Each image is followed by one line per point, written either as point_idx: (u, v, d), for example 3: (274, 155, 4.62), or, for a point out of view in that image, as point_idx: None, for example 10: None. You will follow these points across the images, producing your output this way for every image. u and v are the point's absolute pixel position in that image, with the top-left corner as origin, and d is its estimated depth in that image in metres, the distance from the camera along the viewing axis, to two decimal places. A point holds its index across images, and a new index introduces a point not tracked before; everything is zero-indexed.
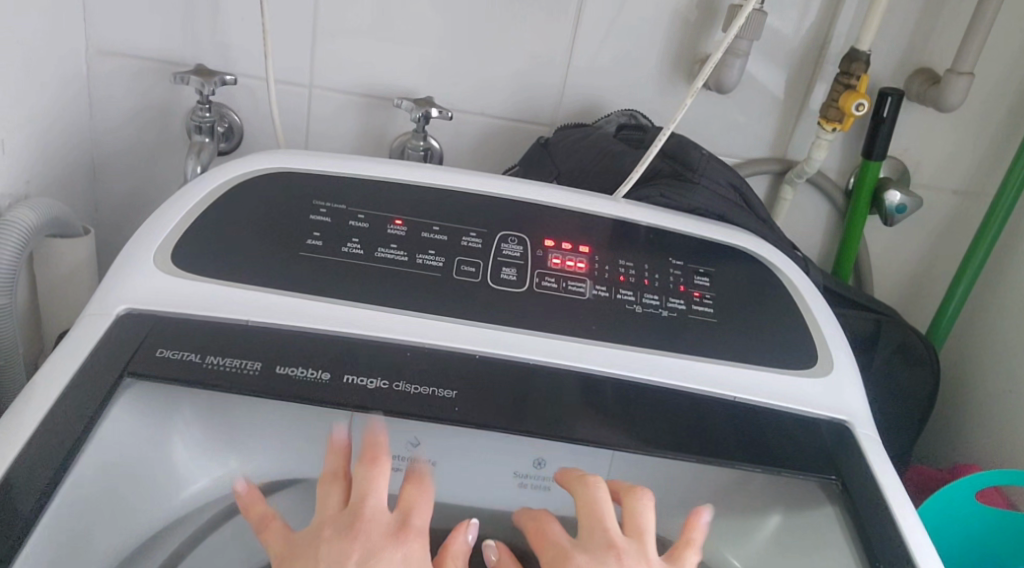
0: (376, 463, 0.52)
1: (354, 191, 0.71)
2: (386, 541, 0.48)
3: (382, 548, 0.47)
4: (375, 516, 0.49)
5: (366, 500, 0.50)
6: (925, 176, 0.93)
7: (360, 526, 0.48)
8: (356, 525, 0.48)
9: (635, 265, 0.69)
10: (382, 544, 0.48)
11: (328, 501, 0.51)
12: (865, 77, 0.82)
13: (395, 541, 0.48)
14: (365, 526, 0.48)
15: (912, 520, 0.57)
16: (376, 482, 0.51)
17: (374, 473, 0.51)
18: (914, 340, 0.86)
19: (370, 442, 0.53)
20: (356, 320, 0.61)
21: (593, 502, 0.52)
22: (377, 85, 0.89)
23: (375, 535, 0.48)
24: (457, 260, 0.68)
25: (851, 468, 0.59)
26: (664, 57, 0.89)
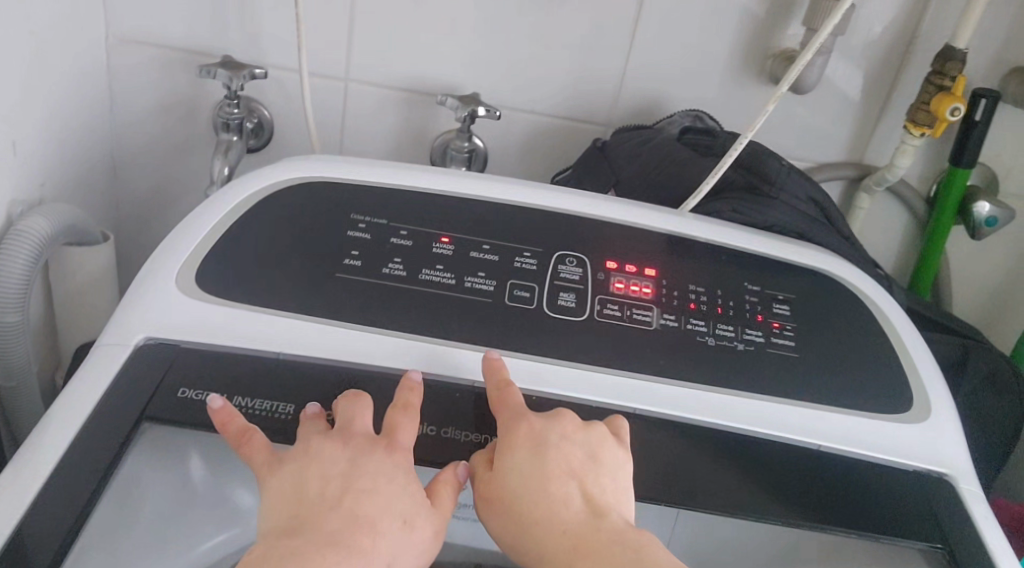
0: (361, 395, 0.51)
1: (396, 204, 0.65)
2: (375, 451, 0.47)
3: (368, 454, 0.47)
4: (363, 432, 0.49)
5: (354, 419, 0.49)
6: (1017, 186, 0.85)
7: (349, 440, 0.48)
8: (347, 440, 0.48)
9: (707, 291, 0.62)
10: (371, 451, 0.47)
11: (310, 423, 0.49)
12: (961, 77, 0.74)
13: (381, 451, 0.47)
14: (355, 438, 0.48)
15: None
16: (357, 409, 0.50)
17: (361, 401, 0.51)
18: (1004, 367, 0.78)
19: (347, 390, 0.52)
20: (401, 355, 0.55)
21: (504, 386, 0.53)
22: (419, 80, 0.82)
23: (363, 444, 0.48)
24: (509, 283, 0.61)
25: (959, 533, 0.52)
26: (733, 52, 0.80)
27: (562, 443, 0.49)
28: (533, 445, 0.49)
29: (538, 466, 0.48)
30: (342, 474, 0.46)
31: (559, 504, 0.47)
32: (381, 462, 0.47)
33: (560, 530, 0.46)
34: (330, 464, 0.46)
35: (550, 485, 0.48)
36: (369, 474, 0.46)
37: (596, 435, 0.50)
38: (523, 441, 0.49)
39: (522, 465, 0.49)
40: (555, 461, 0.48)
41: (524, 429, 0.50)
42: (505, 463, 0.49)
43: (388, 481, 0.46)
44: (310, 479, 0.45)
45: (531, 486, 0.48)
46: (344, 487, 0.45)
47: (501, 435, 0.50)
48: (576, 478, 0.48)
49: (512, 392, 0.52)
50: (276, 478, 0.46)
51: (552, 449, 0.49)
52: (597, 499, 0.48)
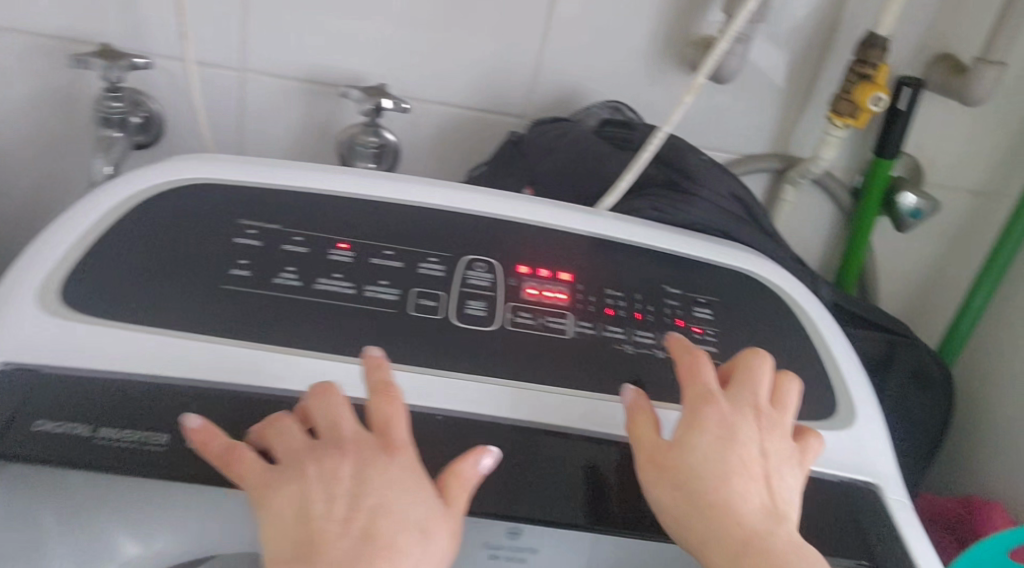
0: (331, 389, 0.46)
1: (290, 207, 0.59)
2: (373, 457, 0.43)
3: (374, 463, 0.43)
4: (350, 435, 0.44)
5: (333, 421, 0.45)
6: (941, 176, 0.83)
7: (336, 449, 0.43)
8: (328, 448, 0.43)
9: (625, 295, 0.59)
10: (369, 460, 0.43)
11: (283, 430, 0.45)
12: (883, 66, 0.72)
13: (385, 457, 0.43)
14: (344, 447, 0.43)
15: None
16: (337, 406, 0.45)
17: (332, 395, 0.46)
18: (929, 361, 0.77)
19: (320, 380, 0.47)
20: (291, 375, 0.50)
21: (696, 371, 0.48)
22: (321, 69, 0.77)
23: (358, 452, 0.43)
24: (414, 292, 0.56)
25: (885, 547, 0.49)
26: (653, 39, 0.77)
27: (751, 432, 0.46)
28: (727, 430, 0.45)
29: (737, 452, 0.44)
30: (342, 492, 0.41)
31: (742, 492, 0.43)
32: (386, 466, 0.43)
33: (734, 522, 0.43)
34: (305, 476, 0.42)
35: (730, 478, 0.44)
36: (376, 488, 0.42)
37: (775, 428, 0.47)
38: (716, 423, 0.45)
39: (702, 447, 0.45)
40: (746, 449, 0.45)
41: (713, 413, 0.46)
42: (690, 442, 0.45)
43: (406, 496, 0.42)
44: (304, 498, 0.41)
45: (713, 476, 0.44)
46: (352, 509, 0.41)
47: (693, 413, 0.46)
48: (760, 468, 0.45)
49: (704, 376, 0.48)
50: (283, 491, 0.42)
51: (748, 437, 0.45)
52: (780, 493, 0.44)
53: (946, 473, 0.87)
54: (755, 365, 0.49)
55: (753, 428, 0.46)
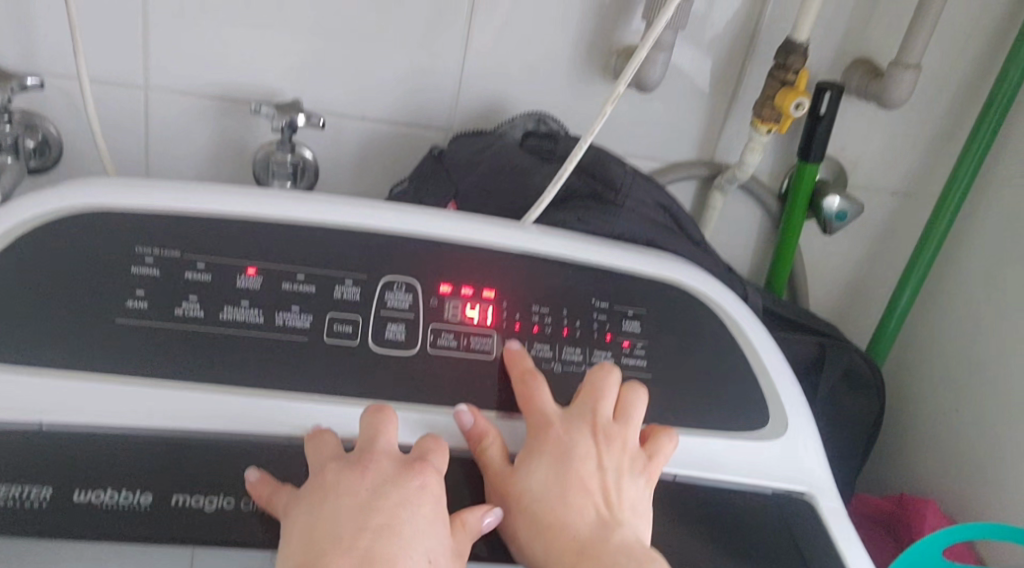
0: (386, 410, 0.48)
1: (188, 231, 0.54)
2: (401, 474, 0.44)
3: (398, 477, 0.43)
4: (384, 452, 0.45)
5: (376, 442, 0.46)
6: (864, 177, 0.84)
7: (368, 464, 0.44)
8: (359, 463, 0.44)
9: (552, 311, 0.57)
10: (395, 476, 0.43)
11: (326, 448, 0.46)
12: (803, 71, 0.72)
13: (410, 474, 0.44)
14: (372, 462, 0.44)
15: None
16: (379, 425, 0.47)
17: (383, 419, 0.48)
18: (862, 363, 0.77)
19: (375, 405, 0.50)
20: (196, 412, 0.48)
21: (530, 399, 0.51)
22: (231, 85, 0.73)
23: (387, 470, 0.44)
24: (328, 318, 0.53)
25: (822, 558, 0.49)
26: (576, 49, 0.76)
27: (587, 450, 0.48)
28: (560, 452, 0.48)
29: (571, 471, 0.47)
30: (359, 499, 0.42)
31: (577, 505, 0.46)
32: (408, 480, 0.43)
33: (570, 535, 0.45)
34: (326, 483, 0.43)
35: (568, 495, 0.46)
36: (390, 501, 0.42)
37: (615, 444, 0.49)
38: (550, 448, 0.48)
39: (537, 472, 0.47)
40: (582, 466, 0.47)
41: (550, 439, 0.49)
42: (526, 469, 0.48)
43: (416, 506, 0.42)
44: (326, 507, 0.42)
45: (552, 496, 0.46)
46: (363, 513, 0.41)
47: (528, 444, 0.49)
48: (595, 481, 0.47)
49: (541, 403, 0.51)
50: (301, 502, 0.43)
51: (583, 454, 0.48)
52: (622, 502, 0.47)
53: (884, 473, 0.87)
54: (598, 380, 0.51)
55: (589, 445, 0.49)
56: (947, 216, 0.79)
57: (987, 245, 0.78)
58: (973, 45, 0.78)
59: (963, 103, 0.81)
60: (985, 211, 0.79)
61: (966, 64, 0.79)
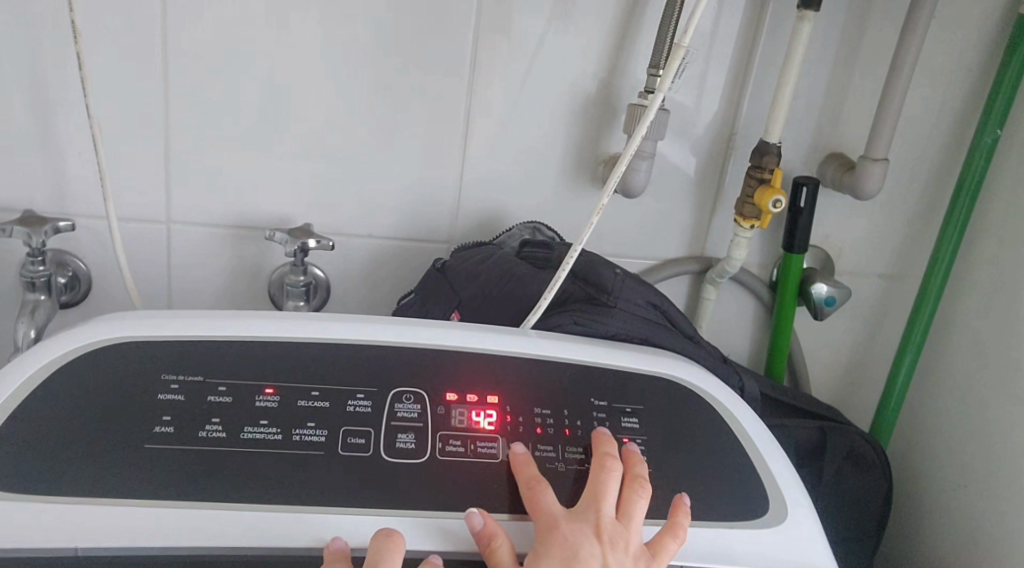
0: (394, 535, 0.50)
1: (211, 357, 0.59)
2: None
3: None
4: None
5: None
6: (850, 262, 0.88)
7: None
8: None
9: (553, 412, 0.60)
10: None
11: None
12: (778, 170, 0.76)
13: None
14: None
15: None
16: (389, 554, 0.49)
17: (392, 545, 0.50)
18: (863, 443, 0.79)
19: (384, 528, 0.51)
20: (217, 530, 0.50)
21: (536, 500, 0.53)
22: (247, 214, 0.79)
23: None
24: (342, 431, 0.56)
25: None
26: (565, 162, 0.82)
27: (593, 550, 0.50)
28: (569, 552, 0.50)
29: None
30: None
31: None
32: None
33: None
34: None
35: None
36: None
37: (619, 544, 0.51)
38: (559, 549, 0.50)
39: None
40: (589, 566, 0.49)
41: (557, 540, 0.51)
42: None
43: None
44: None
45: None
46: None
47: (537, 546, 0.51)
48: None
49: (547, 504, 0.53)
50: None
51: (589, 554, 0.50)
52: None
53: (901, 554, 0.87)
54: (599, 481, 0.54)
55: (595, 545, 0.50)
56: (933, 296, 0.82)
57: (974, 321, 0.81)
58: (937, 134, 0.83)
59: (935, 188, 0.85)
60: (967, 289, 0.82)
61: (933, 152, 0.84)
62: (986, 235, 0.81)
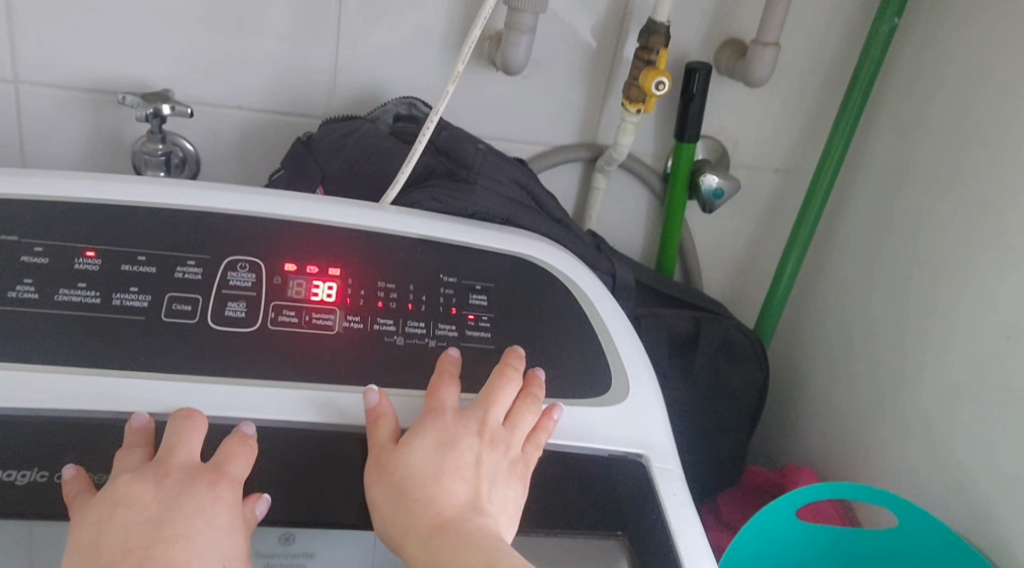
0: (193, 415, 0.48)
1: (29, 216, 0.56)
2: (195, 485, 0.44)
3: (192, 489, 0.44)
4: (184, 464, 0.45)
5: (176, 452, 0.46)
6: (745, 156, 0.86)
7: (162, 477, 0.44)
8: (153, 473, 0.44)
9: (397, 287, 0.58)
10: (187, 490, 0.44)
11: (128, 454, 0.46)
12: (664, 51, 0.73)
13: (203, 487, 0.44)
14: (169, 473, 0.44)
15: (700, 534, 0.50)
16: (184, 434, 0.47)
17: (189, 425, 0.48)
18: (738, 336, 0.79)
19: (177, 410, 0.49)
20: (15, 391, 0.48)
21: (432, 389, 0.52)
22: (101, 79, 0.74)
23: (181, 481, 0.44)
24: (166, 297, 0.54)
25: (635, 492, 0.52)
26: (449, 34, 0.77)
27: (471, 443, 0.48)
28: (445, 438, 0.48)
29: (450, 457, 0.48)
30: (146, 520, 0.42)
31: (446, 489, 0.46)
32: (203, 495, 0.44)
33: (430, 514, 0.45)
34: (126, 506, 0.43)
35: (441, 480, 0.46)
36: (183, 517, 0.43)
37: (500, 444, 0.49)
38: (435, 432, 0.49)
39: (419, 452, 0.48)
40: (462, 456, 0.48)
41: (437, 427, 0.49)
42: (408, 446, 0.48)
43: (206, 521, 0.43)
44: (116, 525, 0.42)
45: (423, 478, 0.47)
46: (152, 533, 0.42)
47: (417, 425, 0.49)
48: (463, 468, 0.47)
49: (441, 395, 0.51)
50: (85, 517, 0.42)
51: (464, 444, 0.48)
52: (488, 497, 0.47)
53: (777, 446, 0.88)
54: (498, 383, 0.52)
55: (475, 439, 0.49)
56: (824, 188, 0.80)
57: (860, 216, 0.80)
58: (840, 20, 0.80)
59: (835, 79, 0.83)
60: (857, 187, 0.81)
61: (834, 40, 0.81)
62: (878, 130, 0.79)
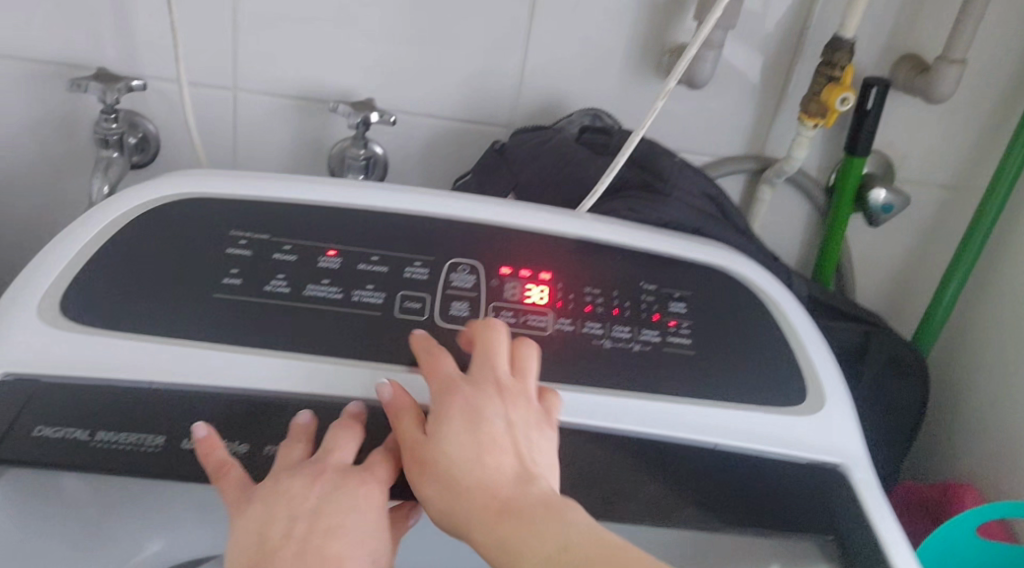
0: (352, 423, 0.50)
1: (276, 217, 0.62)
2: (348, 484, 0.47)
3: (345, 487, 0.47)
4: (336, 463, 0.48)
5: (332, 451, 0.48)
6: (910, 171, 0.87)
7: (318, 474, 0.47)
8: (310, 470, 0.47)
9: (603, 292, 0.61)
10: (341, 487, 0.47)
11: (291, 451, 0.48)
12: (850, 67, 0.74)
13: (353, 486, 0.47)
14: (323, 471, 0.47)
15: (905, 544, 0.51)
16: (340, 435, 0.49)
17: (345, 432, 0.50)
18: (906, 352, 0.80)
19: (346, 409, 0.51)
20: (283, 377, 0.52)
21: (433, 369, 0.52)
22: (310, 86, 0.80)
23: (334, 478, 0.47)
24: (399, 295, 0.59)
25: (843, 504, 0.53)
26: (630, 50, 0.80)
27: (495, 411, 0.49)
28: (474, 413, 0.49)
29: (482, 432, 0.48)
30: (305, 514, 0.45)
31: (487, 466, 0.46)
32: (353, 493, 0.47)
33: (488, 493, 0.45)
34: (291, 499, 0.46)
35: (492, 457, 0.47)
36: (337, 511, 0.46)
37: (516, 400, 0.50)
38: (462, 410, 0.49)
39: (454, 434, 0.48)
40: (491, 428, 0.48)
41: (458, 403, 0.49)
42: (439, 431, 0.48)
43: (358, 521, 0.46)
44: (275, 515, 0.45)
45: (474, 456, 0.47)
46: (311, 524, 0.45)
47: (439, 406, 0.50)
48: (512, 445, 0.48)
49: (444, 373, 0.52)
50: (249, 510, 0.46)
51: (494, 416, 0.49)
52: (535, 464, 0.47)
53: (933, 461, 0.88)
54: (491, 341, 0.53)
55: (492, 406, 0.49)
56: (998, 204, 0.80)
57: None
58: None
59: (1013, 96, 0.82)
60: None
61: (1015, 57, 0.80)
62: None
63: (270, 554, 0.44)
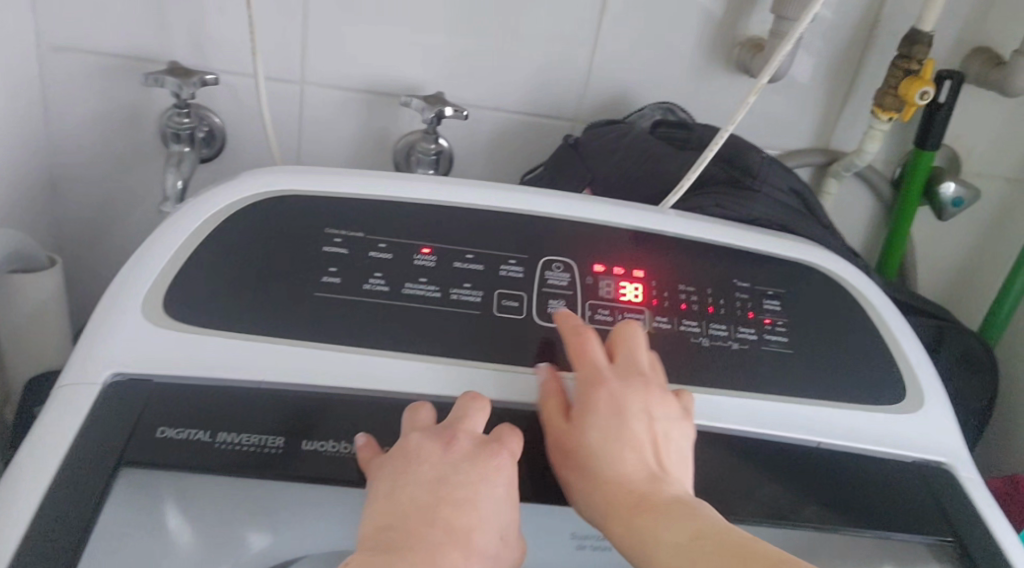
0: (479, 398, 0.48)
1: (368, 215, 0.61)
2: (479, 456, 0.44)
3: (476, 459, 0.44)
4: (467, 432, 0.45)
5: (463, 421, 0.46)
6: (977, 164, 0.86)
7: (449, 442, 0.44)
8: (442, 437, 0.44)
9: (697, 290, 0.61)
10: (472, 457, 0.44)
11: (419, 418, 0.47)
12: (928, 61, 0.74)
13: (486, 456, 0.44)
14: (454, 438, 0.44)
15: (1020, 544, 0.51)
16: (473, 407, 0.47)
17: (475, 405, 0.47)
18: (976, 346, 0.80)
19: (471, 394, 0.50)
20: (391, 377, 0.52)
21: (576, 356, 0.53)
22: (378, 79, 0.79)
23: (465, 448, 0.44)
24: (497, 293, 0.58)
25: (954, 503, 0.53)
26: (701, 42, 0.79)
27: (638, 405, 0.50)
28: (615, 407, 0.50)
29: (623, 427, 0.49)
30: (434, 480, 0.42)
31: (626, 463, 0.48)
32: (485, 465, 0.44)
33: (625, 489, 0.46)
34: (421, 468, 0.43)
35: (629, 455, 0.48)
36: (465, 482, 0.42)
37: (659, 396, 0.51)
38: (604, 402, 0.50)
39: (595, 427, 0.49)
40: (634, 424, 0.49)
41: (601, 395, 0.50)
42: (583, 422, 0.49)
43: (489, 490, 0.43)
44: (404, 482, 0.42)
45: (613, 453, 0.48)
46: (438, 494, 0.42)
47: (583, 396, 0.51)
48: (651, 442, 0.48)
49: (588, 360, 0.52)
50: (381, 474, 0.43)
51: (636, 411, 0.50)
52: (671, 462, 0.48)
53: (999, 455, 0.89)
54: (631, 339, 0.54)
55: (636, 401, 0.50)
56: None
57: None
58: None
59: None
60: None
61: None
62: None
63: (397, 524, 0.40)
